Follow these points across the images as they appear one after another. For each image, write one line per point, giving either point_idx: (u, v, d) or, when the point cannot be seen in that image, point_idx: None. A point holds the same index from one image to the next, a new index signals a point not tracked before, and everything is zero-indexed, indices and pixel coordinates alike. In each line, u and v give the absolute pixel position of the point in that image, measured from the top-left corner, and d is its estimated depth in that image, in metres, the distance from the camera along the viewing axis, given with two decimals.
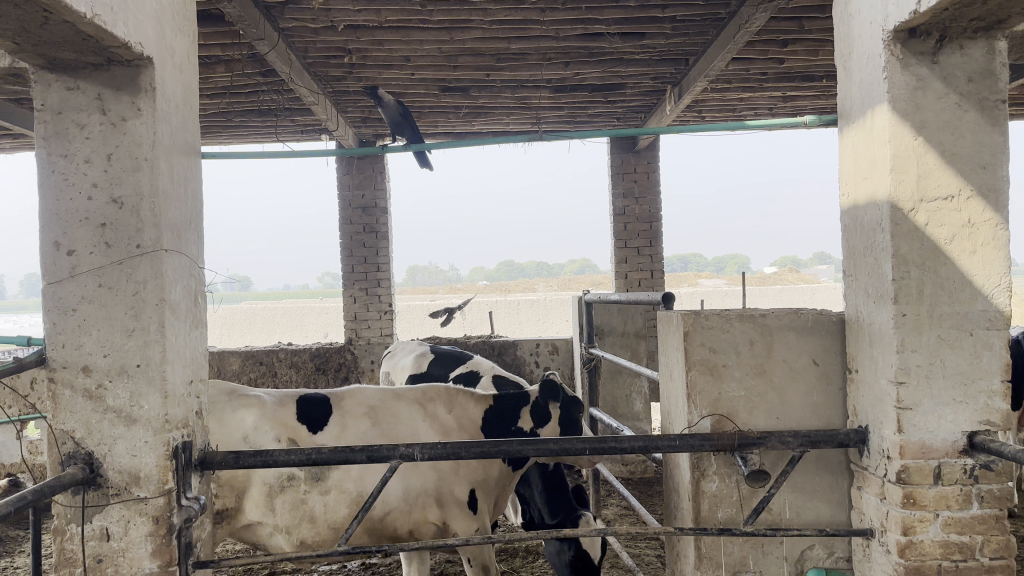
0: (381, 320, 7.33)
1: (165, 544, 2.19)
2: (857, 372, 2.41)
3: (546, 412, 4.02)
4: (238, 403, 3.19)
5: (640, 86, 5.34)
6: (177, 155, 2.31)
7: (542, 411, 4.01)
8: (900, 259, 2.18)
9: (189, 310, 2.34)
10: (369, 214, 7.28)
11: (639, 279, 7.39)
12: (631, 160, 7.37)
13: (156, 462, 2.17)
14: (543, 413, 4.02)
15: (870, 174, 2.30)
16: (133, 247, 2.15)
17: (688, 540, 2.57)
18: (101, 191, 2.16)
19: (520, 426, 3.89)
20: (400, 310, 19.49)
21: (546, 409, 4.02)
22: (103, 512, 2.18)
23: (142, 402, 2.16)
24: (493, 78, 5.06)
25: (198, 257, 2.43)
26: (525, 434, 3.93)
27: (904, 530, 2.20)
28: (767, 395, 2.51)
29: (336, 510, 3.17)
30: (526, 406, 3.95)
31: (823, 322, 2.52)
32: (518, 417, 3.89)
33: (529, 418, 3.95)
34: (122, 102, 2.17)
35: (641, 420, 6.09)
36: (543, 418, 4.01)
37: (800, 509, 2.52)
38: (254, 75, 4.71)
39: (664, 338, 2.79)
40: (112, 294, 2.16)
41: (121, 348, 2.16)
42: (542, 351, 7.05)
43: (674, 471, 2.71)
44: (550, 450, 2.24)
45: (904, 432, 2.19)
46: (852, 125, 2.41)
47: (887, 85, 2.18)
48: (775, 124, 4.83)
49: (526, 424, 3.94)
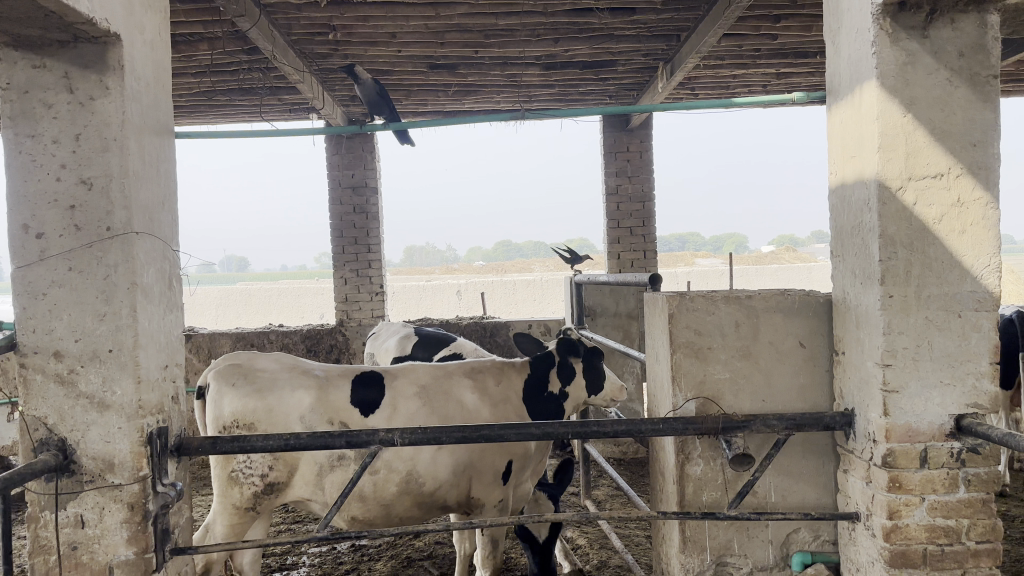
0: (372, 301, 7.29)
1: (141, 531, 2.16)
2: (843, 354, 2.38)
3: (572, 370, 3.94)
4: (297, 383, 3.13)
5: (631, 63, 5.27)
6: (148, 135, 2.25)
7: (566, 368, 3.92)
8: (888, 239, 2.14)
9: (163, 294, 2.30)
10: (359, 194, 7.22)
11: (632, 260, 7.34)
12: (624, 139, 7.30)
13: (129, 449, 2.14)
14: (569, 372, 3.93)
15: (859, 152, 2.25)
16: (104, 229, 2.10)
17: (671, 524, 2.54)
18: (70, 172, 2.10)
19: (550, 391, 3.82)
20: (394, 291, 19.45)
21: (570, 365, 3.93)
22: (77, 500, 2.14)
23: (115, 388, 2.12)
24: (481, 55, 5.00)
25: (172, 239, 2.38)
26: (556, 399, 3.84)
27: (890, 514, 2.17)
28: (752, 378, 2.47)
29: (387, 486, 3.13)
30: (552, 368, 3.86)
31: (810, 303, 2.47)
32: (548, 380, 3.81)
33: (557, 378, 3.86)
34: (89, 80, 2.10)
35: (633, 401, 6.07)
36: (570, 375, 3.92)
37: (786, 492, 2.49)
38: (238, 53, 4.64)
39: (649, 320, 2.75)
40: (82, 278, 2.11)
41: (93, 333, 2.11)
42: (534, 333, 7.02)
43: (659, 455, 2.68)
44: (532, 435, 2.20)
45: (890, 416, 2.16)
46: (840, 102, 2.35)
47: (875, 60, 2.13)
48: (766, 101, 4.77)
49: (556, 386, 3.85)
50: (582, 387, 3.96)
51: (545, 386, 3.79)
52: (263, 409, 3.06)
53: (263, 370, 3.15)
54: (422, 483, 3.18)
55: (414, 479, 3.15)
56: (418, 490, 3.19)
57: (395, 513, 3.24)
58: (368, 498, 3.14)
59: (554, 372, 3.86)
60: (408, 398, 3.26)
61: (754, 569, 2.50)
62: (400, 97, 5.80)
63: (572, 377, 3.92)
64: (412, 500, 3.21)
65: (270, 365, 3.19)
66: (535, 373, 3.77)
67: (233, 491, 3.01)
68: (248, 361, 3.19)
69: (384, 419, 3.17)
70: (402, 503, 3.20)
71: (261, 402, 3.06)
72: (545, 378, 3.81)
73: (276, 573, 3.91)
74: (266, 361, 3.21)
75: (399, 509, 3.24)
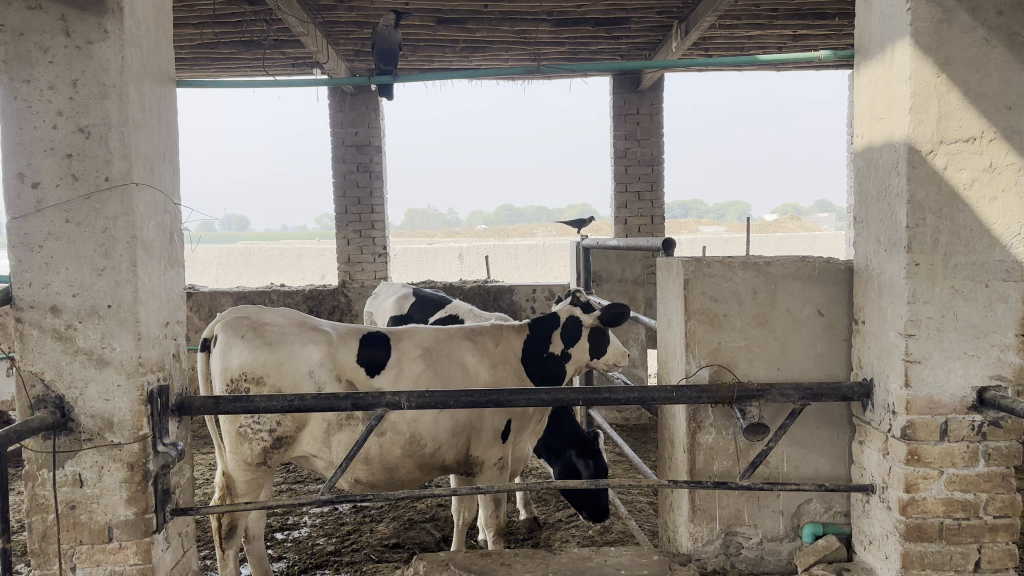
0: (375, 262, 7.22)
1: (140, 491, 2.11)
2: (863, 324, 2.31)
3: (578, 331, 3.86)
4: (306, 338, 3.05)
5: (645, 21, 5.13)
6: (148, 83, 2.16)
7: (573, 328, 3.85)
8: (916, 205, 2.06)
9: (164, 248, 2.23)
10: (363, 153, 7.11)
11: (638, 225, 7.25)
12: (634, 101, 7.16)
13: (129, 407, 2.08)
14: (573, 334, 3.85)
15: (887, 114, 2.16)
16: (103, 180, 2.02)
17: (681, 493, 2.50)
18: (67, 120, 2.02)
19: (552, 350, 3.76)
20: (396, 253, 19.36)
21: (576, 327, 3.85)
22: (76, 458, 2.09)
23: (115, 344, 2.06)
24: (491, 10, 4.87)
25: (173, 193, 2.31)
26: (557, 358, 3.78)
27: (907, 487, 2.13)
28: (768, 346, 2.41)
29: (392, 450, 3.09)
30: (556, 329, 3.79)
31: (831, 271, 2.40)
32: (549, 341, 3.74)
33: (560, 339, 3.79)
34: (86, 23, 2.01)
35: (638, 367, 6.03)
36: (574, 336, 3.85)
37: (799, 463, 2.44)
38: (241, 4, 4.51)
39: (663, 285, 2.68)
40: (80, 230, 2.04)
41: (91, 288, 2.04)
42: (538, 298, 6.96)
43: (669, 422, 2.62)
44: (542, 401, 2.14)
45: (911, 387, 2.10)
46: (870, 61, 2.25)
47: (910, 17, 2.03)
48: (786, 61, 4.65)
49: (558, 347, 3.79)
50: (585, 349, 3.90)
51: (546, 347, 3.73)
52: (273, 363, 2.98)
53: (271, 323, 3.06)
54: (423, 445, 3.13)
55: (416, 441, 3.11)
56: (419, 452, 3.14)
57: (397, 476, 3.20)
58: (373, 460, 3.10)
59: (558, 333, 3.79)
60: (413, 359, 3.21)
61: (764, 539, 2.45)
62: (407, 52, 5.68)
63: (576, 338, 3.85)
64: (414, 462, 3.17)
65: (278, 319, 3.10)
66: (536, 333, 3.71)
67: (242, 447, 2.95)
68: (255, 313, 3.09)
69: (389, 381, 3.13)
70: (406, 466, 3.16)
71: (270, 356, 2.98)
72: (548, 339, 3.74)
73: (278, 533, 3.89)
74: (273, 314, 3.11)
75: (399, 475, 3.20)
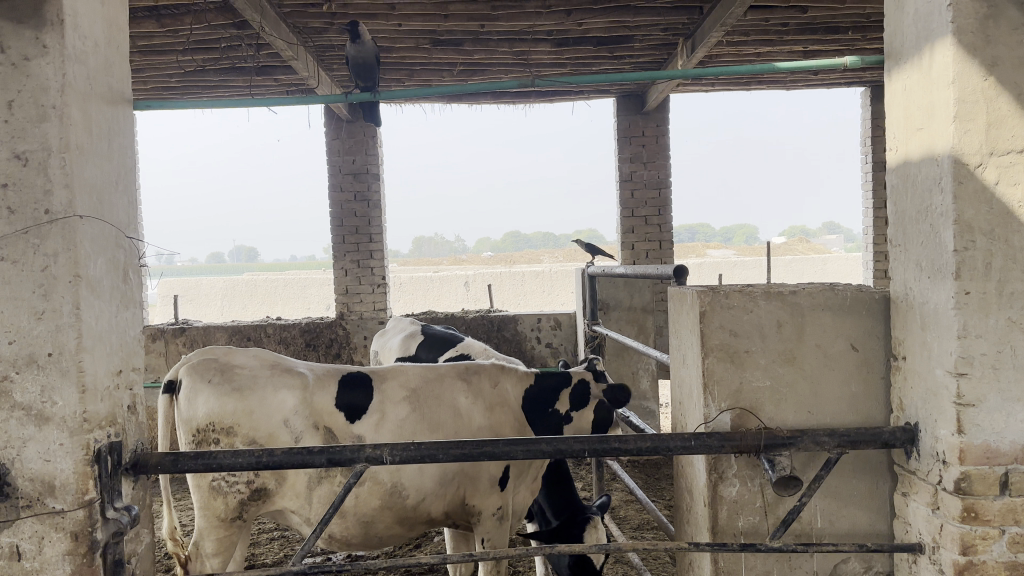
0: (374, 293, 6.97)
1: (87, 565, 1.84)
2: (904, 360, 2.05)
3: (585, 396, 3.61)
4: (280, 382, 2.81)
5: (649, 39, 4.94)
6: (97, 103, 1.93)
7: (580, 392, 3.59)
8: (963, 225, 1.80)
9: (117, 287, 1.99)
10: (360, 180, 6.91)
11: (646, 250, 7.00)
12: (639, 122, 6.96)
13: (73, 469, 1.82)
14: (580, 394, 3.59)
15: (927, 124, 1.92)
16: (41, 213, 1.78)
17: (702, 553, 2.22)
18: (2, 146, 1.79)
19: (557, 409, 3.49)
20: (401, 283, 19.17)
21: (583, 390, 3.60)
22: (12, 528, 1.82)
23: (55, 398, 1.81)
24: (488, 30, 4.69)
25: (128, 226, 2.07)
26: (561, 417, 3.51)
27: (963, 549, 1.84)
28: (797, 386, 2.14)
29: (368, 500, 2.84)
30: (564, 387, 3.54)
31: (864, 300, 2.14)
32: (556, 399, 3.49)
33: (567, 399, 3.53)
34: (22, 37, 1.78)
35: (647, 399, 5.80)
36: (581, 400, 3.59)
37: (834, 517, 2.16)
38: (227, 27, 4.33)
39: (675, 316, 2.43)
40: (16, 269, 1.80)
41: (29, 334, 1.80)
42: (543, 327, 6.72)
43: (686, 470, 2.36)
44: (541, 453, 1.85)
45: (965, 433, 1.83)
46: (904, 66, 2.02)
47: (951, 14, 1.79)
48: (819, 67, 4.33)
49: (564, 406, 3.52)
50: (588, 419, 3.62)
51: (551, 402, 3.47)
52: (243, 412, 2.74)
53: (242, 366, 2.82)
54: (405, 496, 2.88)
55: (401, 492, 2.86)
56: (404, 505, 2.89)
57: (377, 532, 2.94)
58: (348, 514, 2.84)
59: (566, 393, 3.53)
60: (398, 403, 2.96)
61: None
62: (402, 76, 5.53)
63: (582, 403, 3.59)
64: (396, 516, 2.91)
65: (249, 361, 2.86)
66: (541, 386, 3.46)
67: (214, 503, 2.73)
68: (224, 355, 2.86)
69: (371, 427, 2.88)
70: (387, 520, 2.91)
71: (241, 403, 2.74)
72: (553, 391, 3.49)
73: None
74: (244, 357, 2.87)
75: (379, 531, 2.94)
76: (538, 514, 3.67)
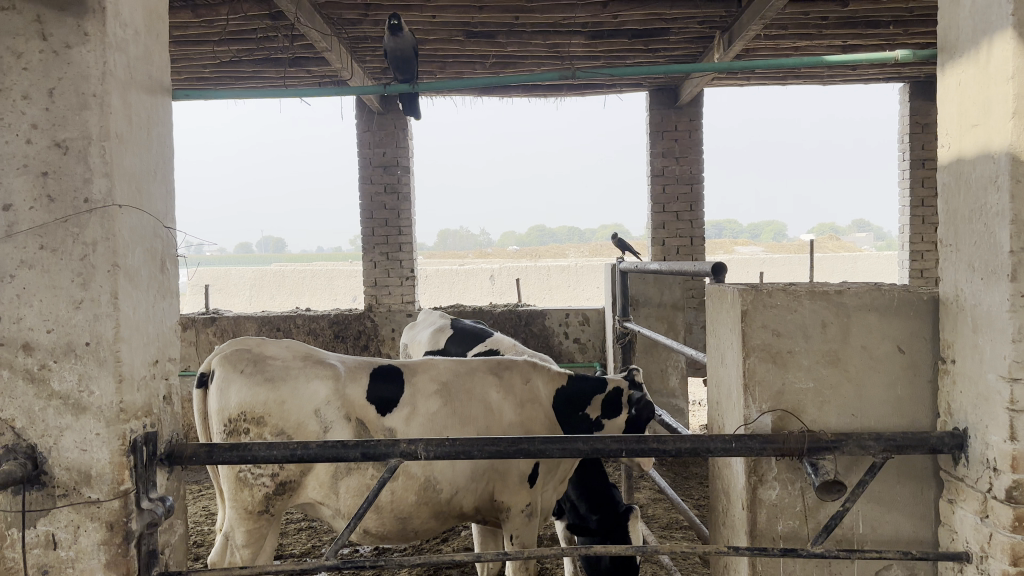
0: (402, 286, 6.98)
1: (121, 555, 1.83)
2: (953, 363, 1.99)
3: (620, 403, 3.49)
4: (312, 373, 2.81)
5: (686, 31, 4.87)
6: (136, 91, 1.92)
7: (616, 400, 3.47)
8: (1021, 224, 1.74)
9: (154, 277, 1.99)
10: (390, 173, 6.91)
11: (677, 246, 6.94)
12: (672, 117, 6.89)
13: (109, 459, 1.82)
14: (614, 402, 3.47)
15: (983, 120, 1.86)
16: (80, 202, 1.77)
17: (739, 556, 2.18)
18: (42, 134, 1.77)
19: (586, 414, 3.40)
20: (427, 275, 19.21)
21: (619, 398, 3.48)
22: (49, 517, 1.83)
23: (92, 388, 1.80)
24: (522, 23, 4.65)
25: (165, 216, 2.06)
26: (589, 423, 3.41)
27: (1012, 559, 1.78)
28: (841, 388, 2.09)
29: (404, 496, 2.83)
30: (598, 393, 3.43)
31: (912, 301, 2.08)
32: (587, 404, 3.38)
33: (598, 407, 3.42)
34: (64, 24, 1.77)
35: (676, 396, 5.76)
36: (614, 408, 3.47)
37: (877, 523, 2.12)
38: (262, 18, 4.33)
39: (715, 314, 2.39)
40: (56, 258, 1.79)
41: (67, 322, 1.79)
42: (571, 322, 6.68)
43: (724, 471, 2.32)
44: (579, 452, 1.81)
45: (1018, 440, 1.76)
46: (960, 60, 1.95)
47: (1011, 6, 1.73)
48: (862, 61, 4.23)
49: (594, 413, 3.41)
50: (618, 426, 3.50)
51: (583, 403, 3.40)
52: (274, 401, 2.74)
53: (275, 357, 2.82)
54: (438, 491, 2.87)
55: (432, 487, 2.85)
56: (435, 500, 2.88)
57: (411, 527, 2.93)
58: (384, 509, 2.83)
59: (599, 400, 3.42)
60: (429, 397, 2.94)
61: None
62: (434, 68, 5.52)
63: (615, 411, 3.47)
64: (429, 511, 2.90)
65: (281, 352, 2.86)
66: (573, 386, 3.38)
67: (242, 494, 2.73)
68: (257, 345, 2.86)
69: (402, 421, 2.87)
70: (420, 515, 2.89)
71: (273, 393, 2.74)
72: (586, 400, 3.40)
73: None
74: (277, 347, 2.87)
75: (413, 526, 2.93)
76: (567, 511, 3.64)
